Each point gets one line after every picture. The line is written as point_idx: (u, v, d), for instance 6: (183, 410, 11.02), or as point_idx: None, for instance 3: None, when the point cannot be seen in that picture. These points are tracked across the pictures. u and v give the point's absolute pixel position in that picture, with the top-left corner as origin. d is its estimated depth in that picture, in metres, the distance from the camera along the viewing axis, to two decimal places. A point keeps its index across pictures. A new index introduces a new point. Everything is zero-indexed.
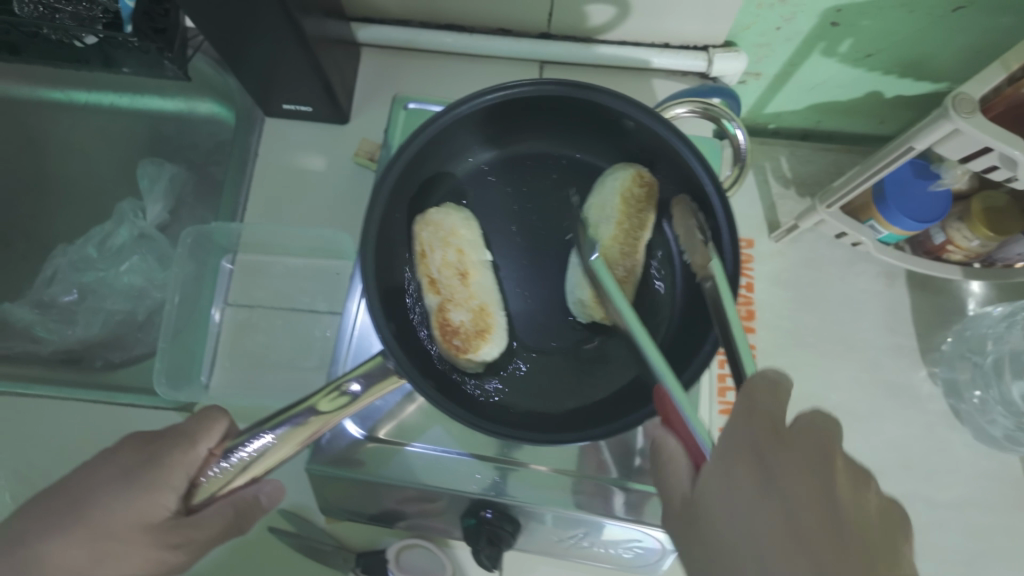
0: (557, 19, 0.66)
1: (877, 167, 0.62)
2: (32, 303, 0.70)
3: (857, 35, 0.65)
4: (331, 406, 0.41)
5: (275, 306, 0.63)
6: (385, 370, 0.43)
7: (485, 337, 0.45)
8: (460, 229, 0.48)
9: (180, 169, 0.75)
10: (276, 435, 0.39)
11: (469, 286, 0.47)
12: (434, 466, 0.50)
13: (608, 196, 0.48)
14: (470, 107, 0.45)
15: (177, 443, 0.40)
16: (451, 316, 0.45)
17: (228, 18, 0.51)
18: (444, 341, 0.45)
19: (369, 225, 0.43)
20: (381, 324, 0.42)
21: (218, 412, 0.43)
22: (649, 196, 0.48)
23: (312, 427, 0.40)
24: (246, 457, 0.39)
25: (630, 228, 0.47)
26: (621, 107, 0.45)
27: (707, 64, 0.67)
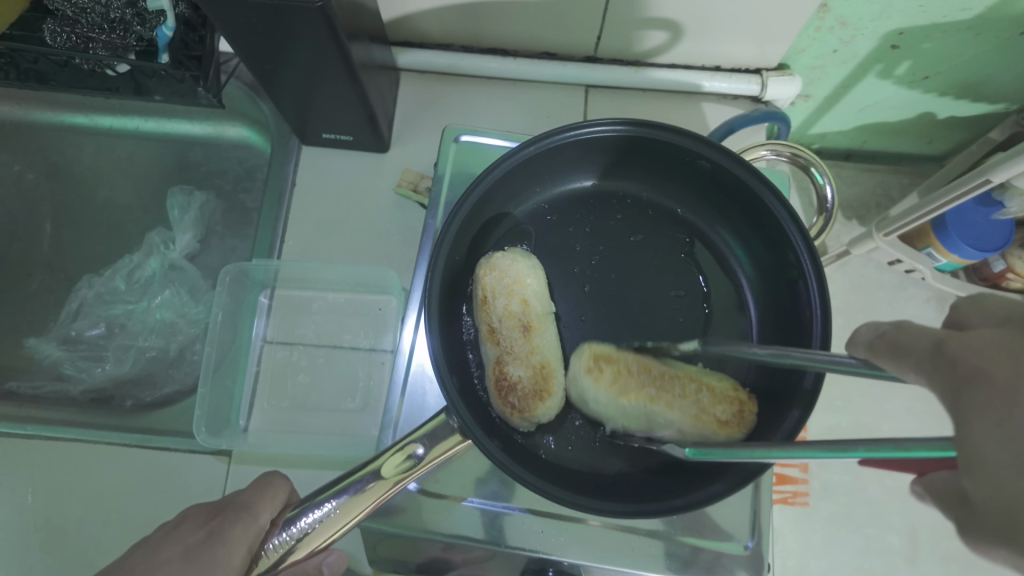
0: (605, 43, 0.63)
1: (940, 201, 0.60)
2: (59, 339, 0.68)
3: (916, 58, 0.62)
4: (395, 471, 0.38)
5: (318, 344, 0.60)
6: (449, 429, 0.39)
7: (541, 398, 0.42)
8: (525, 279, 0.45)
9: (210, 197, 0.72)
10: (338, 503, 0.37)
11: (531, 341, 0.44)
12: (494, 523, 0.48)
13: (615, 406, 0.43)
14: (536, 148, 0.43)
15: (238, 516, 0.38)
16: (508, 371, 0.42)
17: (271, 46, 0.49)
18: (500, 399, 0.42)
19: (432, 271, 0.41)
20: (446, 378, 0.39)
21: (275, 482, 0.42)
22: (603, 354, 0.44)
23: (375, 493, 0.37)
24: (308, 528, 0.37)
25: (648, 375, 0.43)
26: (698, 148, 0.43)
27: (760, 88, 0.65)
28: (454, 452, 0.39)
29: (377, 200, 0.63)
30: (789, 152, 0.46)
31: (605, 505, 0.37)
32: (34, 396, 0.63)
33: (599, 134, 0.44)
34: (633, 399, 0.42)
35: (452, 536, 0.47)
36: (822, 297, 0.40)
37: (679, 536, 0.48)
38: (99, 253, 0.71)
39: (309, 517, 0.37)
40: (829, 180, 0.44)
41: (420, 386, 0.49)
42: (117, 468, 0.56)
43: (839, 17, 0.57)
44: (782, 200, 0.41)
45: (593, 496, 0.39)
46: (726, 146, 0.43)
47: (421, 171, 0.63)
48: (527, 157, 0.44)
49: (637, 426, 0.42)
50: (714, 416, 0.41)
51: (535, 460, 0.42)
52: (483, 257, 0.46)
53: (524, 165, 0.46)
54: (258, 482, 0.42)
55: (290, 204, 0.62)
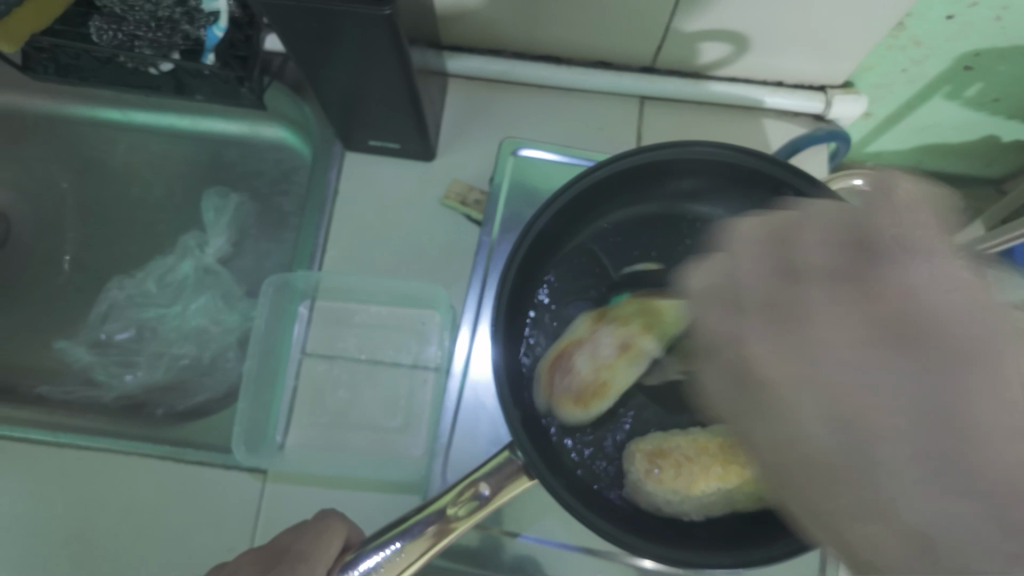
0: (666, 53, 0.61)
1: (1014, 233, 0.57)
2: (89, 342, 0.66)
3: (990, 79, 0.59)
4: (463, 514, 0.35)
5: (358, 358, 0.58)
6: (514, 466, 0.36)
7: (579, 403, 0.41)
8: (649, 318, 0.41)
9: (245, 199, 0.70)
10: (401, 545, 0.35)
11: (616, 361, 0.41)
12: (547, 560, 0.45)
13: (692, 500, 0.39)
14: (606, 171, 0.41)
15: (295, 571, 0.34)
16: (574, 359, 0.41)
17: (330, 52, 0.47)
18: (548, 374, 0.41)
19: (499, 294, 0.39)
20: (510, 411, 0.37)
21: (334, 526, 0.37)
22: (657, 449, 0.39)
23: (441, 536, 0.35)
24: (370, 572, 0.34)
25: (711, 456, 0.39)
26: (782, 175, 0.41)
27: (825, 106, 0.62)
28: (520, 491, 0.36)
29: (422, 211, 0.60)
30: None
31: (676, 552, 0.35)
32: (64, 402, 0.61)
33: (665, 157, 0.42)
34: (707, 487, 0.38)
35: (500, 570, 0.45)
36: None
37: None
38: (130, 254, 0.69)
39: (372, 558, 0.35)
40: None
41: (472, 413, 0.47)
42: (149, 482, 0.54)
43: (915, 35, 0.55)
44: (871, 232, 0.39)
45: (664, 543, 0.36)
46: (811, 174, 0.40)
47: (468, 182, 0.61)
48: (600, 177, 0.42)
49: (720, 509, 0.39)
50: None
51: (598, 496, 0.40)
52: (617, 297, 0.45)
53: (593, 187, 0.43)
54: (314, 525, 0.38)
55: (333, 211, 0.60)
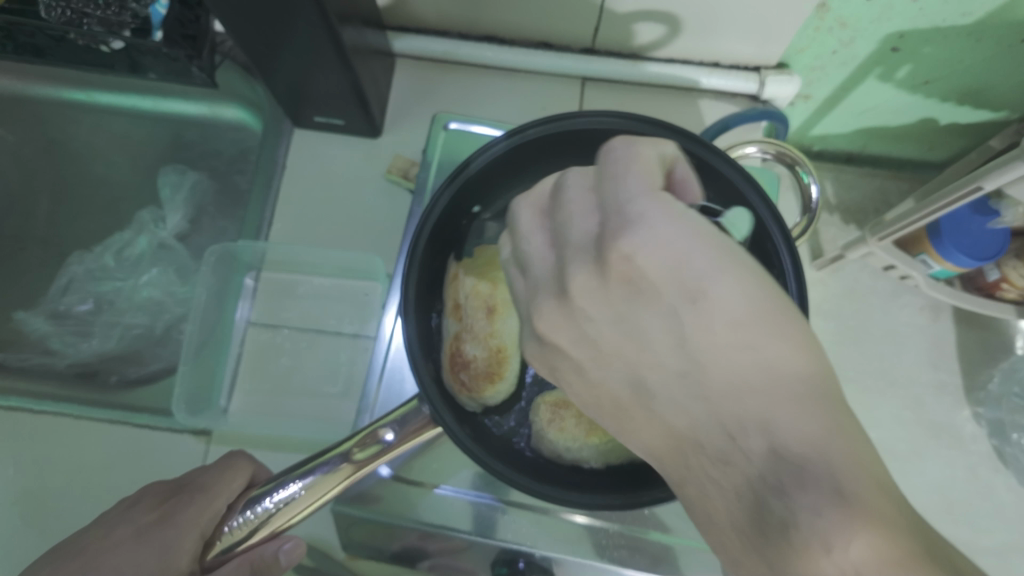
0: (603, 34, 0.62)
1: (936, 204, 0.60)
2: (47, 313, 0.68)
3: (917, 62, 0.61)
4: (363, 456, 0.38)
5: (302, 327, 0.60)
6: (420, 416, 0.39)
7: (494, 382, 0.43)
8: (490, 278, 0.43)
9: (202, 176, 0.72)
10: (304, 484, 0.37)
11: (493, 323, 0.43)
12: (464, 511, 0.47)
13: (589, 447, 0.41)
14: (518, 140, 0.43)
15: (196, 497, 0.39)
16: (465, 349, 0.43)
17: (263, 32, 0.49)
18: (451, 374, 0.42)
19: (411, 255, 0.41)
20: (418, 363, 0.39)
21: (239, 467, 0.42)
22: (560, 398, 0.43)
23: (343, 475, 0.37)
24: (272, 507, 0.37)
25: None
26: (684, 145, 0.43)
27: (758, 86, 0.64)
28: (424, 436, 0.39)
29: (367, 186, 0.62)
30: (777, 151, 0.46)
31: (564, 496, 0.37)
32: (20, 369, 0.64)
33: (571, 128, 0.43)
34: (602, 435, 0.41)
35: (419, 522, 0.47)
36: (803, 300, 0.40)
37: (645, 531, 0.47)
38: (89, 229, 0.71)
39: (272, 497, 0.37)
40: (813, 180, 0.44)
41: (398, 373, 0.49)
42: (97, 443, 0.57)
43: (839, 17, 0.56)
44: (767, 200, 0.41)
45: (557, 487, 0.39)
46: (712, 143, 0.42)
47: (412, 158, 0.63)
48: (513, 147, 0.44)
49: (616, 457, 0.41)
50: None
51: (506, 448, 0.43)
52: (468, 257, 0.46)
53: (508, 157, 0.45)
54: (221, 464, 0.43)
55: (280, 186, 0.62)
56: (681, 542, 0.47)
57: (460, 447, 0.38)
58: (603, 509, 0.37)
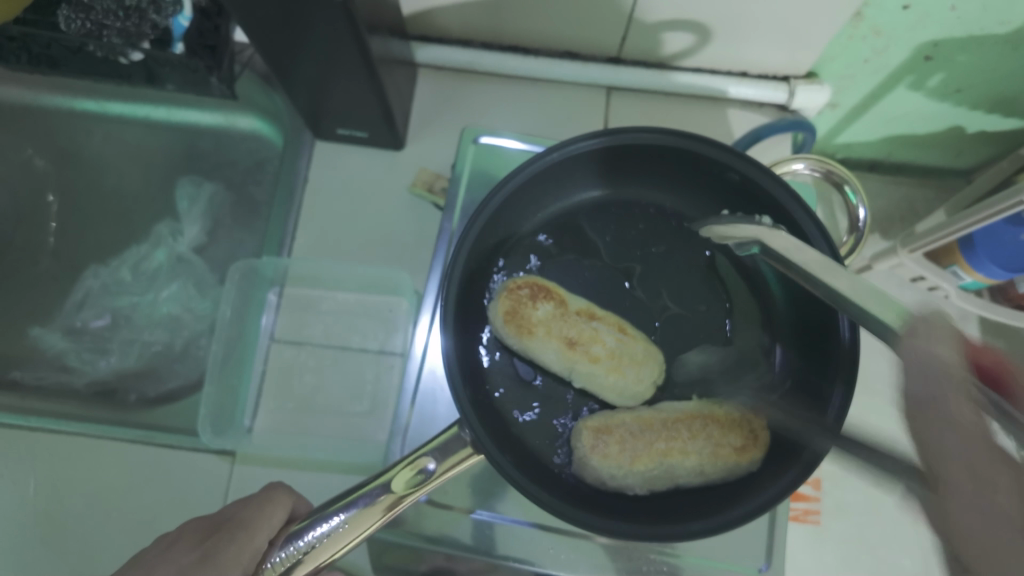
0: (630, 44, 0.61)
1: (978, 215, 0.59)
2: (63, 329, 0.67)
3: (950, 70, 0.60)
4: (404, 485, 0.37)
5: (326, 344, 0.59)
6: (462, 443, 0.38)
7: (507, 318, 0.43)
8: (612, 352, 0.44)
9: (219, 188, 0.71)
10: (345, 517, 0.36)
11: (550, 336, 0.43)
12: (500, 536, 0.46)
13: (635, 475, 0.40)
14: (559, 154, 0.42)
15: (234, 535, 0.37)
16: (545, 303, 0.44)
17: (290, 42, 0.47)
18: (522, 284, 0.44)
19: (449, 276, 0.39)
20: (459, 388, 0.38)
21: (277, 500, 0.40)
22: (602, 424, 0.41)
23: (385, 507, 0.36)
24: (313, 541, 0.36)
25: (653, 431, 0.41)
26: (728, 159, 0.42)
27: (788, 96, 0.63)
28: (466, 465, 0.38)
29: (391, 200, 0.61)
30: (821, 168, 0.46)
31: (614, 527, 0.36)
32: (36, 387, 0.62)
33: (610, 142, 0.43)
34: (647, 464, 0.40)
35: (456, 547, 0.46)
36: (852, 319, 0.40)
37: (680, 555, 0.46)
38: (105, 243, 0.70)
39: (314, 531, 0.36)
40: (862, 201, 0.44)
41: (431, 394, 0.48)
42: (118, 465, 0.55)
43: (874, 25, 0.55)
44: (813, 216, 0.40)
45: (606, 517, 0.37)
46: (754, 158, 0.42)
47: (436, 171, 0.62)
48: (552, 163, 0.43)
49: (662, 484, 0.40)
50: (730, 446, 0.40)
51: (547, 473, 0.42)
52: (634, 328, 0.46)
53: (546, 172, 0.44)
54: (259, 498, 0.41)
55: (302, 199, 0.61)
56: (717, 566, 0.46)
57: (503, 476, 0.37)
58: (652, 539, 0.35)
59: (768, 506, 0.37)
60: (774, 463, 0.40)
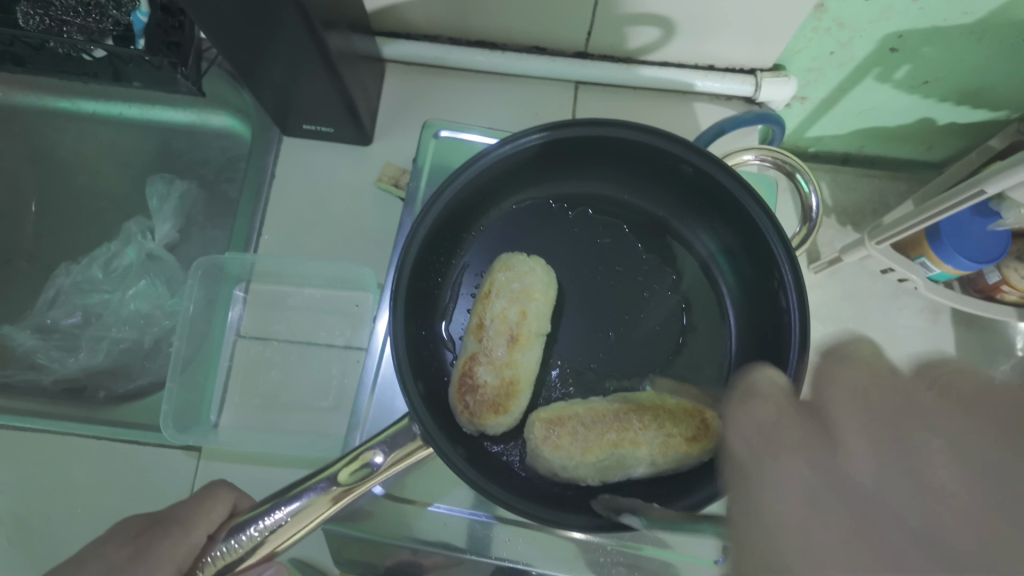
0: (596, 38, 0.62)
1: (934, 210, 0.59)
2: (33, 327, 0.66)
3: (915, 62, 0.60)
4: (350, 478, 0.36)
5: (292, 340, 0.59)
6: (411, 436, 0.38)
7: (493, 415, 0.41)
8: (529, 299, 0.44)
9: (191, 186, 0.71)
10: (289, 511, 0.36)
11: (513, 353, 0.43)
12: (459, 529, 0.47)
13: (587, 465, 0.40)
14: (511, 147, 0.42)
15: (168, 532, 0.38)
16: (476, 372, 0.42)
17: (245, 38, 0.47)
18: (459, 396, 0.41)
19: (400, 270, 0.39)
20: (409, 382, 0.38)
21: (219, 495, 0.41)
22: (555, 416, 0.42)
23: (331, 499, 0.36)
24: (257, 535, 0.36)
25: (606, 422, 0.41)
26: (678, 151, 0.42)
27: (754, 89, 0.63)
28: (414, 458, 0.38)
29: (357, 196, 0.61)
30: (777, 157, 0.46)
31: (563, 518, 0.36)
32: (5, 385, 0.62)
33: (569, 135, 0.43)
34: (598, 453, 0.40)
35: (415, 543, 0.46)
36: (801, 309, 0.40)
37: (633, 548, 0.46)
38: (77, 240, 0.70)
39: (260, 523, 0.36)
40: (813, 187, 0.45)
41: (390, 388, 0.48)
42: (84, 461, 0.55)
43: (836, 18, 0.55)
44: (762, 205, 0.41)
45: (555, 508, 0.38)
46: (707, 150, 0.42)
47: (403, 165, 0.62)
48: (503, 157, 0.43)
49: (614, 474, 0.40)
50: (681, 436, 0.40)
51: (498, 466, 0.42)
52: (503, 255, 0.46)
53: (499, 167, 0.44)
54: (200, 493, 0.41)
55: (269, 196, 0.61)
56: (675, 558, 0.46)
57: (452, 469, 0.37)
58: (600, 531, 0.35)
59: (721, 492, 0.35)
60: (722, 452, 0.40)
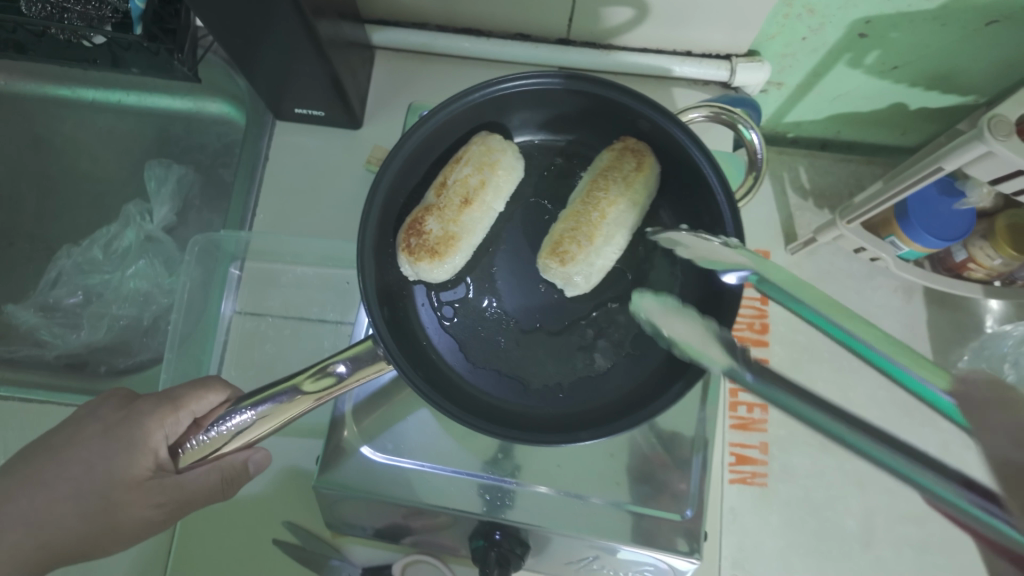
0: (577, 25, 0.64)
1: (902, 186, 0.61)
2: (37, 306, 0.69)
3: (885, 47, 0.63)
4: (314, 387, 0.39)
5: (286, 315, 0.62)
6: (373, 357, 0.40)
7: (431, 258, 0.45)
8: (487, 178, 0.48)
9: (188, 170, 0.73)
10: (257, 412, 0.39)
11: (464, 214, 0.47)
12: (445, 487, 0.49)
13: (602, 246, 0.46)
14: (483, 96, 0.46)
15: (157, 403, 0.43)
16: (426, 221, 0.46)
17: (238, 25, 0.50)
18: (405, 235, 0.46)
19: (371, 198, 0.43)
20: (374, 306, 0.41)
21: (208, 380, 0.45)
22: (552, 246, 0.47)
23: (297, 407, 0.39)
24: (227, 432, 0.39)
25: (583, 214, 0.47)
26: (636, 106, 0.47)
27: (730, 74, 0.65)
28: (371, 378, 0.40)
29: (348, 176, 0.64)
30: (716, 113, 0.49)
31: (500, 432, 0.40)
32: (10, 360, 0.65)
33: (538, 87, 0.47)
34: (602, 232, 0.46)
35: (403, 500, 0.48)
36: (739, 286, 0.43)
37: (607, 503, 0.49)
38: (78, 224, 0.72)
39: (228, 423, 0.39)
40: (756, 133, 0.46)
41: None
42: None
43: (806, 4, 0.58)
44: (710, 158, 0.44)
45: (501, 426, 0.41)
46: (663, 107, 0.46)
47: (391, 148, 0.64)
48: (478, 105, 0.47)
49: (623, 236, 0.47)
50: (631, 167, 0.47)
51: (456, 393, 0.45)
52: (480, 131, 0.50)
53: (475, 114, 0.49)
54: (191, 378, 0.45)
55: (262, 177, 0.64)
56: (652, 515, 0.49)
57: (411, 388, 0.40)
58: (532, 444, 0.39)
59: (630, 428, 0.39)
60: (652, 397, 0.43)
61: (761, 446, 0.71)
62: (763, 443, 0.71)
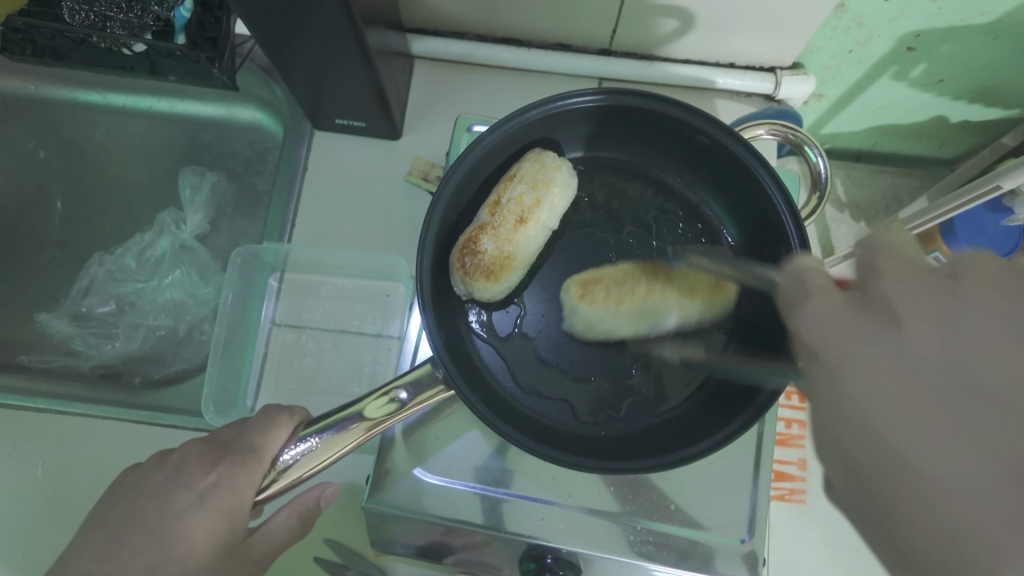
0: (620, 36, 0.63)
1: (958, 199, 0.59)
2: (69, 315, 0.68)
3: (931, 60, 0.62)
4: (379, 412, 0.39)
5: (325, 327, 0.61)
6: (433, 379, 0.40)
7: (486, 280, 0.45)
8: (542, 197, 0.47)
9: (221, 178, 0.73)
10: (321, 439, 0.39)
11: (518, 233, 0.46)
12: (494, 509, 0.48)
13: (627, 312, 0.47)
14: (539, 112, 0.45)
15: (245, 459, 0.39)
16: (482, 240, 0.45)
17: (287, 36, 0.49)
18: (460, 255, 0.45)
19: (429, 216, 0.42)
20: (433, 327, 0.40)
21: (281, 420, 0.42)
22: (586, 279, 0.48)
23: (360, 432, 0.38)
24: (291, 460, 0.39)
25: (633, 276, 0.47)
26: (695, 122, 0.45)
27: (774, 86, 0.65)
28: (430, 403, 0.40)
29: (387, 187, 0.63)
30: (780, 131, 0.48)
31: (563, 457, 0.39)
32: (44, 370, 0.64)
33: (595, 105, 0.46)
34: (631, 302, 0.47)
35: (453, 521, 0.47)
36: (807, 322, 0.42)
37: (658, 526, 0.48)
38: (109, 231, 0.72)
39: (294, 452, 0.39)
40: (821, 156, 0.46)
41: None
42: (125, 443, 0.57)
43: (857, 17, 0.57)
44: (774, 176, 0.43)
45: (563, 451, 0.40)
46: (724, 124, 0.44)
47: (430, 159, 0.64)
48: (534, 121, 0.46)
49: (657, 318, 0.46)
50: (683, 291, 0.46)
51: (511, 414, 0.44)
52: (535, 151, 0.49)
53: (529, 129, 0.48)
54: (260, 418, 0.42)
55: (301, 187, 0.63)
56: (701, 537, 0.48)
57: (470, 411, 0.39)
58: (599, 471, 0.38)
59: (696, 457, 0.38)
60: (714, 423, 0.42)
61: (799, 462, 0.70)
62: (800, 459, 0.70)
